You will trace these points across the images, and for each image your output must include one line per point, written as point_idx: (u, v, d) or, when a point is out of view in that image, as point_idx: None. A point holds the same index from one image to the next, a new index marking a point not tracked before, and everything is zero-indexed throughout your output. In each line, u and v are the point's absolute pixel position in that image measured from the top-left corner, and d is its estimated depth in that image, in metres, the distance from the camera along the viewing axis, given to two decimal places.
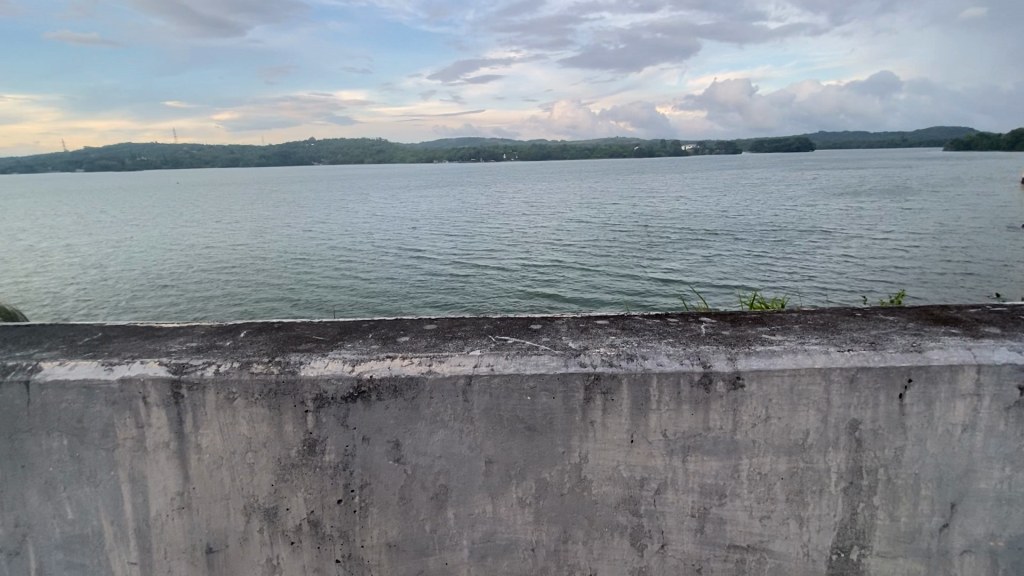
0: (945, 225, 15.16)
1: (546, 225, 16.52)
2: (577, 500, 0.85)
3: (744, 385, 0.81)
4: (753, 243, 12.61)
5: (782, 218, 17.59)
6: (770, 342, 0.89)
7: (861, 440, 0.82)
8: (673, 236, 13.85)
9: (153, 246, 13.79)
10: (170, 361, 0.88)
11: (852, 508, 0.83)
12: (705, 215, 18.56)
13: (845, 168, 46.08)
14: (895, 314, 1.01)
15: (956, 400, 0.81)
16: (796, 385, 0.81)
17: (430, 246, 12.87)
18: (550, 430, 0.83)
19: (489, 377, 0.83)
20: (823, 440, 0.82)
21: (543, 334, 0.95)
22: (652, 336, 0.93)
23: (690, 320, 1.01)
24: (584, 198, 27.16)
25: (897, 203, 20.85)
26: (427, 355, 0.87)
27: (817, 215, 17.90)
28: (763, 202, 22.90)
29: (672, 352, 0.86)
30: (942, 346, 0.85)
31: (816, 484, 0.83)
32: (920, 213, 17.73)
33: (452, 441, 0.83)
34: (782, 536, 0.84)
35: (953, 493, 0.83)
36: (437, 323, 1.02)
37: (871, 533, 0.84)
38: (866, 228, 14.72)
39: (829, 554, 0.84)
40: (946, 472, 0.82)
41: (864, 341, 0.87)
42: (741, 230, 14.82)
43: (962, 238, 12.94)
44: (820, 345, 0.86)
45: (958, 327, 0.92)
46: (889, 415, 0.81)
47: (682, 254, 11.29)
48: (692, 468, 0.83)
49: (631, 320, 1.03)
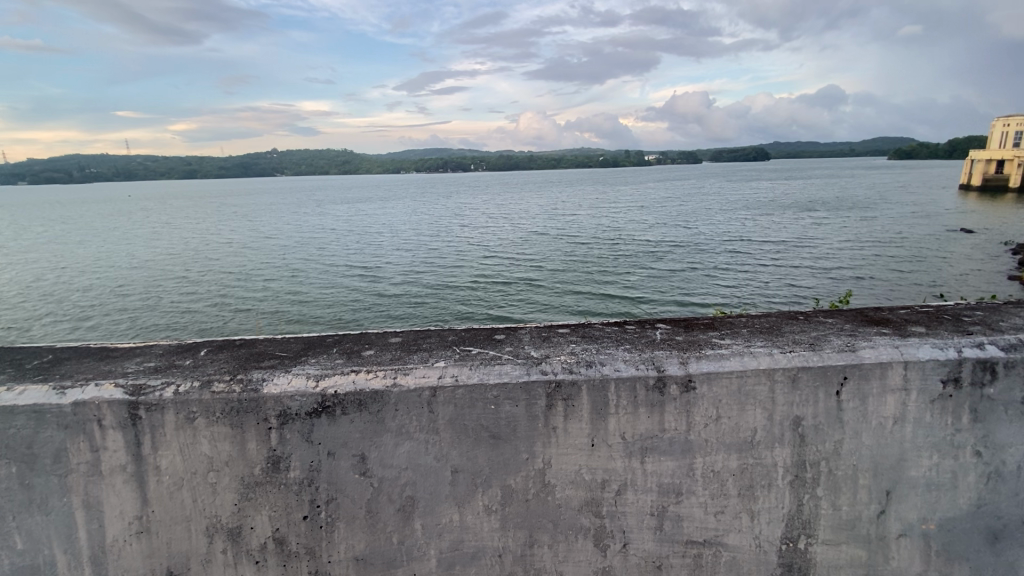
0: (886, 232, 16.13)
1: (511, 236, 16.67)
2: (542, 504, 0.87)
3: (695, 387, 0.86)
4: (710, 253, 13.08)
5: (737, 227, 18.34)
6: (720, 346, 0.94)
7: (804, 435, 0.87)
8: (635, 247, 14.22)
9: (100, 263, 13.13)
10: (127, 383, 0.87)
11: (798, 499, 0.89)
12: (664, 225, 19.15)
13: (795, 177, 48.43)
14: (833, 317, 1.08)
15: (887, 395, 0.87)
16: (742, 386, 0.86)
17: (395, 259, 12.77)
18: (514, 437, 0.86)
19: (453, 388, 0.85)
20: (770, 436, 0.87)
21: (506, 344, 0.97)
22: (610, 343, 0.97)
23: (647, 327, 1.06)
24: (549, 208, 27.55)
25: (845, 211, 21.96)
26: (391, 368, 0.88)
27: (770, 225, 18.70)
28: (719, 212, 23.80)
29: (628, 358, 0.90)
30: (873, 345, 0.92)
31: (765, 478, 0.88)
32: (866, 221, 18.69)
33: (418, 453, 0.85)
34: (735, 529, 0.89)
35: (888, 482, 0.90)
36: (402, 337, 1.03)
37: (817, 523, 0.90)
38: (814, 237, 15.50)
39: (779, 545, 0.90)
40: (880, 463, 0.89)
41: (804, 343, 0.93)
42: (701, 241, 15.30)
43: (902, 244, 13.82)
44: (764, 348, 0.92)
45: (889, 327, 1.00)
46: (828, 411, 0.87)
47: (644, 264, 11.60)
48: (649, 468, 0.87)
49: (591, 328, 1.06)
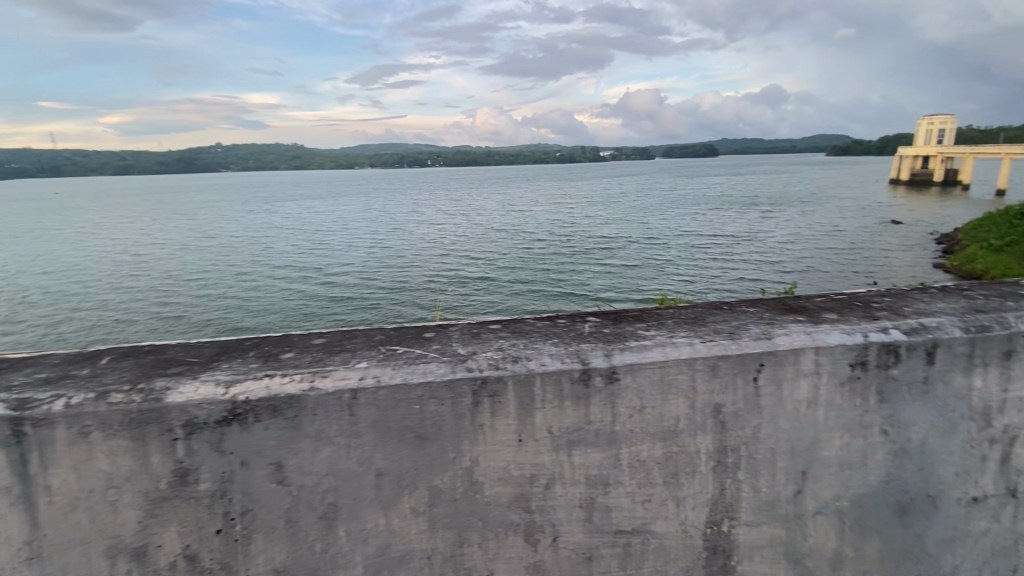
0: (823, 226, 17.11)
1: (468, 233, 16.61)
2: (470, 502, 0.86)
3: (620, 378, 0.87)
4: (662, 248, 13.49)
5: (687, 222, 18.97)
6: (644, 337, 0.95)
7: (724, 422, 0.90)
8: (590, 242, 14.47)
9: (22, 266, 12.16)
10: (11, 397, 0.79)
11: (720, 484, 0.91)
12: (619, 221, 19.58)
13: (741, 173, 50.51)
14: (755, 306, 1.12)
15: (800, 380, 0.91)
16: (664, 375, 0.88)
17: (349, 259, 12.47)
18: (440, 437, 0.84)
19: (375, 389, 0.82)
20: (692, 424, 0.89)
21: (434, 341, 0.95)
22: (539, 338, 0.97)
23: (578, 321, 1.06)
24: (507, 204, 27.59)
25: (786, 207, 23.14)
26: (309, 371, 0.84)
27: (718, 219, 19.46)
28: (671, 207, 24.52)
29: (555, 352, 0.90)
30: (788, 332, 0.95)
31: (688, 465, 0.90)
32: (805, 216, 19.76)
33: (339, 458, 0.82)
34: (662, 516, 0.90)
35: (803, 463, 0.94)
36: (326, 337, 0.99)
37: (738, 506, 0.93)
38: (758, 231, 16.26)
39: (703, 529, 0.92)
40: (795, 444, 0.93)
41: (724, 331, 0.96)
42: (653, 236, 15.75)
43: (836, 238, 14.71)
44: (686, 338, 0.94)
45: (803, 315, 1.04)
46: (746, 397, 0.90)
47: (599, 260, 11.83)
48: (577, 461, 0.87)
49: (523, 323, 1.06)
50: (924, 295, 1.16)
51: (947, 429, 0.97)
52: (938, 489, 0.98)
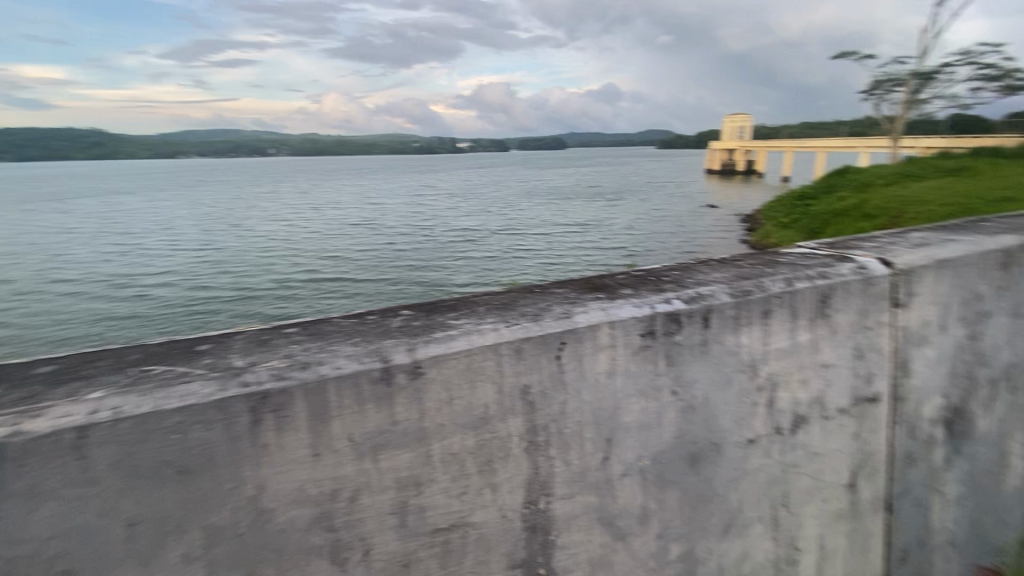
0: (655, 215, 19.44)
1: (322, 229, 15.54)
2: (260, 534, 0.75)
3: (424, 372, 0.83)
4: (519, 240, 14.12)
5: (542, 214, 20.09)
6: (451, 327, 0.92)
7: (533, 401, 0.92)
8: (451, 236, 14.55)
9: None
10: None
11: (534, 464, 0.93)
12: (479, 214, 19.97)
13: (587, 165, 54.84)
14: (563, 286, 1.17)
15: (599, 353, 0.97)
16: (471, 364, 0.86)
17: (175, 265, 10.86)
18: (212, 467, 0.72)
19: (116, 422, 0.67)
20: (502, 408, 0.89)
21: (207, 356, 0.82)
22: (337, 338, 0.89)
23: (386, 316, 1.00)
24: (364, 197, 26.38)
25: (626, 197, 25.67)
26: (21, 413, 0.67)
27: (569, 210, 20.96)
28: (527, 197, 25.72)
29: (352, 353, 0.83)
30: (586, 310, 1.01)
31: (501, 450, 0.90)
32: (641, 205, 22.17)
33: (69, 512, 0.65)
34: (479, 506, 0.89)
35: (607, 430, 1.00)
36: (59, 366, 0.80)
37: (553, 481, 0.96)
38: (602, 221, 17.87)
39: (521, 511, 0.93)
40: (600, 414, 0.98)
41: (529, 314, 0.98)
42: (512, 228, 16.40)
43: (665, 227, 16.85)
44: (492, 324, 0.94)
45: (603, 292, 1.12)
46: (552, 375, 0.93)
47: (460, 254, 11.96)
48: (384, 466, 0.82)
49: (323, 324, 0.96)
50: (706, 267, 1.33)
51: (723, 382, 1.10)
52: (721, 436, 1.12)
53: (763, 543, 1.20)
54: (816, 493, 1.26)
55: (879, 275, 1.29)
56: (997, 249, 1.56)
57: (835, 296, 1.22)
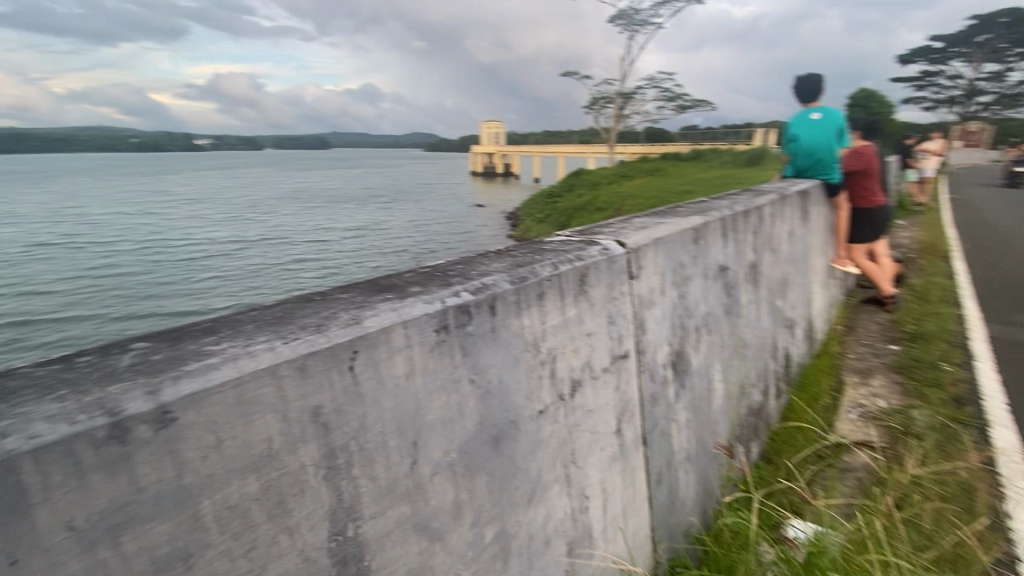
0: (434, 229, 20.31)
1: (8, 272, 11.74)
2: None
3: (178, 416, 0.67)
4: (295, 276, 13.19)
5: (318, 232, 18.96)
6: (211, 353, 0.77)
7: (327, 423, 0.83)
8: (210, 278, 12.76)
9: None
10: None
11: (336, 491, 0.84)
12: (242, 236, 17.75)
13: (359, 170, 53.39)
14: (349, 292, 1.09)
15: (394, 356, 0.93)
16: (242, 394, 0.73)
17: None
18: None
19: None
20: (290, 438, 0.78)
21: None
22: (33, 396, 0.66)
23: (114, 352, 0.78)
24: (69, 215, 20.57)
25: (404, 207, 26.00)
26: None
27: (347, 226, 20.25)
28: (297, 207, 23.74)
29: (60, 412, 0.63)
30: (377, 313, 0.95)
31: (294, 486, 0.79)
32: (420, 218, 22.84)
33: None
34: (275, 555, 0.77)
35: (413, 435, 0.96)
36: None
37: (360, 503, 0.88)
38: (384, 239, 17.89)
39: (327, 546, 0.83)
40: (403, 420, 0.94)
41: (311, 326, 0.88)
42: (284, 256, 15.12)
43: (444, 239, 17.74)
44: (266, 343, 0.81)
45: (392, 292, 1.08)
46: (345, 389, 0.85)
47: (226, 305, 10.68)
48: (130, 547, 0.64)
49: (7, 378, 0.71)
50: (487, 258, 1.40)
51: (514, 364, 1.18)
52: (517, 414, 1.20)
53: (560, 501, 1.34)
54: (595, 444, 1.46)
55: (619, 254, 1.55)
56: (689, 228, 2.06)
57: (591, 274, 1.42)
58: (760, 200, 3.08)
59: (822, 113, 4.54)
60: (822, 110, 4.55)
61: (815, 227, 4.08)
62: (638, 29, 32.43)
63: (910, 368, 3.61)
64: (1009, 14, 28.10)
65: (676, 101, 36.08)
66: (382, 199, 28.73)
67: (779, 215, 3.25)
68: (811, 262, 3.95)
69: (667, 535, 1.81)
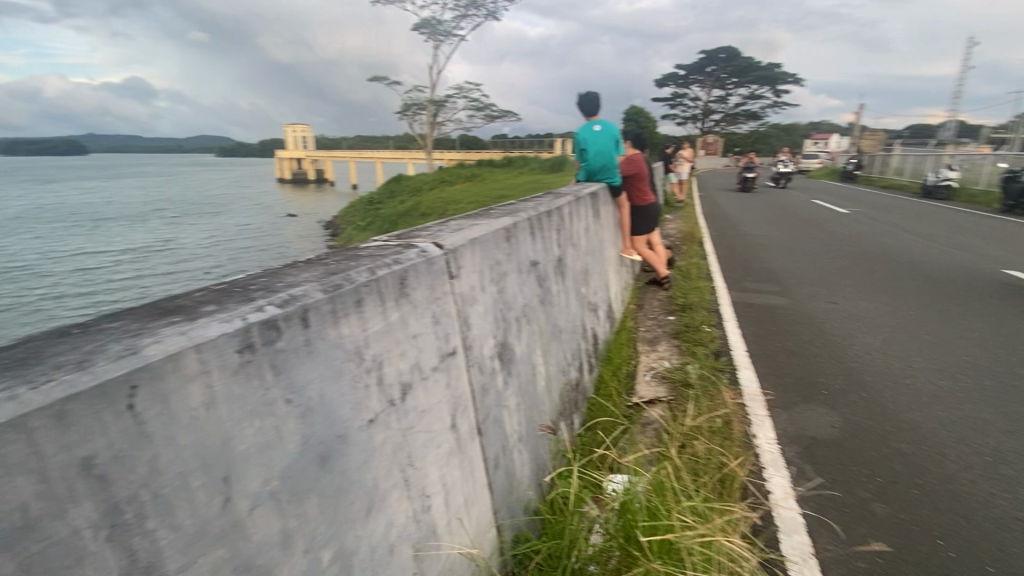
0: (239, 248, 18.08)
1: None
2: None
3: None
4: (47, 315, 10.48)
5: (76, 258, 15.31)
6: None
7: (104, 476, 0.74)
8: None
9: None
10: None
11: (127, 551, 0.75)
12: None
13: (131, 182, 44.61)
14: (123, 319, 0.95)
15: (188, 386, 0.85)
16: None
17: None
18: None
19: None
20: (51, 503, 0.68)
21: None
22: None
23: None
24: None
25: (197, 224, 22.60)
26: None
27: (121, 249, 16.80)
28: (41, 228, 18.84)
29: None
30: (159, 340, 0.86)
31: (66, 557, 0.69)
32: (220, 237, 20.13)
33: None
34: None
35: (222, 469, 0.89)
36: None
37: (162, 558, 0.79)
38: (175, 263, 15.30)
39: None
40: (206, 456, 0.87)
41: (70, 365, 0.77)
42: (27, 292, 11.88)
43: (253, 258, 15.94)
44: (6, 393, 0.69)
45: (180, 315, 0.97)
46: (124, 433, 0.76)
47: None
48: None
49: None
50: (296, 268, 1.32)
51: (336, 376, 1.14)
52: (345, 427, 1.16)
53: (401, 506, 1.33)
54: (432, 443, 1.49)
55: (437, 256, 1.60)
56: (500, 228, 2.22)
57: (410, 276, 1.44)
58: (560, 200, 3.46)
59: (602, 125, 5.26)
60: (601, 122, 5.26)
61: (606, 223, 4.75)
62: (443, 39, 33.37)
63: (683, 333, 4.44)
64: (724, 52, 36.24)
65: (485, 110, 38.12)
66: (165, 215, 24.36)
67: (576, 213, 3.70)
68: (606, 253, 4.59)
69: (509, 514, 1.93)
